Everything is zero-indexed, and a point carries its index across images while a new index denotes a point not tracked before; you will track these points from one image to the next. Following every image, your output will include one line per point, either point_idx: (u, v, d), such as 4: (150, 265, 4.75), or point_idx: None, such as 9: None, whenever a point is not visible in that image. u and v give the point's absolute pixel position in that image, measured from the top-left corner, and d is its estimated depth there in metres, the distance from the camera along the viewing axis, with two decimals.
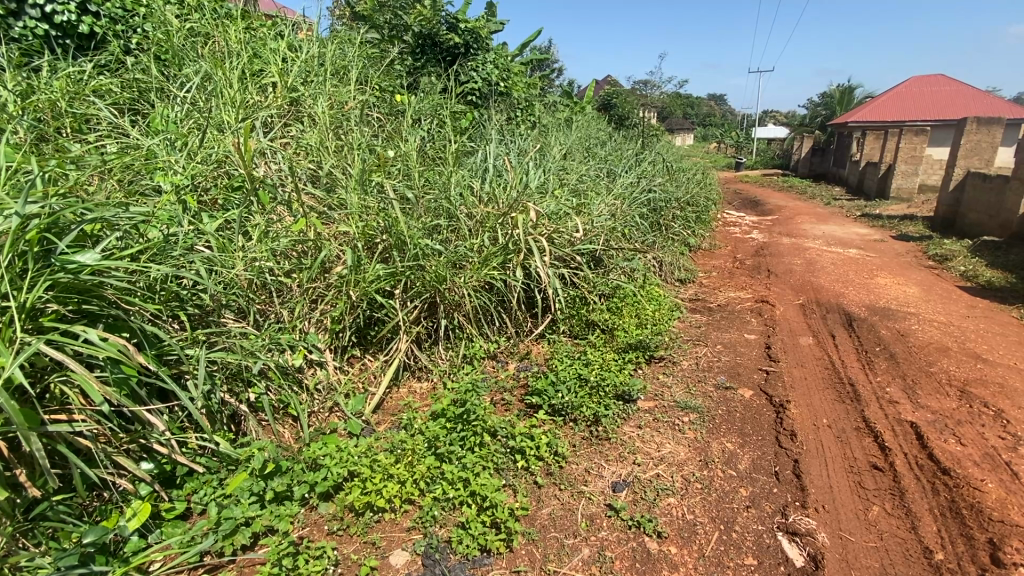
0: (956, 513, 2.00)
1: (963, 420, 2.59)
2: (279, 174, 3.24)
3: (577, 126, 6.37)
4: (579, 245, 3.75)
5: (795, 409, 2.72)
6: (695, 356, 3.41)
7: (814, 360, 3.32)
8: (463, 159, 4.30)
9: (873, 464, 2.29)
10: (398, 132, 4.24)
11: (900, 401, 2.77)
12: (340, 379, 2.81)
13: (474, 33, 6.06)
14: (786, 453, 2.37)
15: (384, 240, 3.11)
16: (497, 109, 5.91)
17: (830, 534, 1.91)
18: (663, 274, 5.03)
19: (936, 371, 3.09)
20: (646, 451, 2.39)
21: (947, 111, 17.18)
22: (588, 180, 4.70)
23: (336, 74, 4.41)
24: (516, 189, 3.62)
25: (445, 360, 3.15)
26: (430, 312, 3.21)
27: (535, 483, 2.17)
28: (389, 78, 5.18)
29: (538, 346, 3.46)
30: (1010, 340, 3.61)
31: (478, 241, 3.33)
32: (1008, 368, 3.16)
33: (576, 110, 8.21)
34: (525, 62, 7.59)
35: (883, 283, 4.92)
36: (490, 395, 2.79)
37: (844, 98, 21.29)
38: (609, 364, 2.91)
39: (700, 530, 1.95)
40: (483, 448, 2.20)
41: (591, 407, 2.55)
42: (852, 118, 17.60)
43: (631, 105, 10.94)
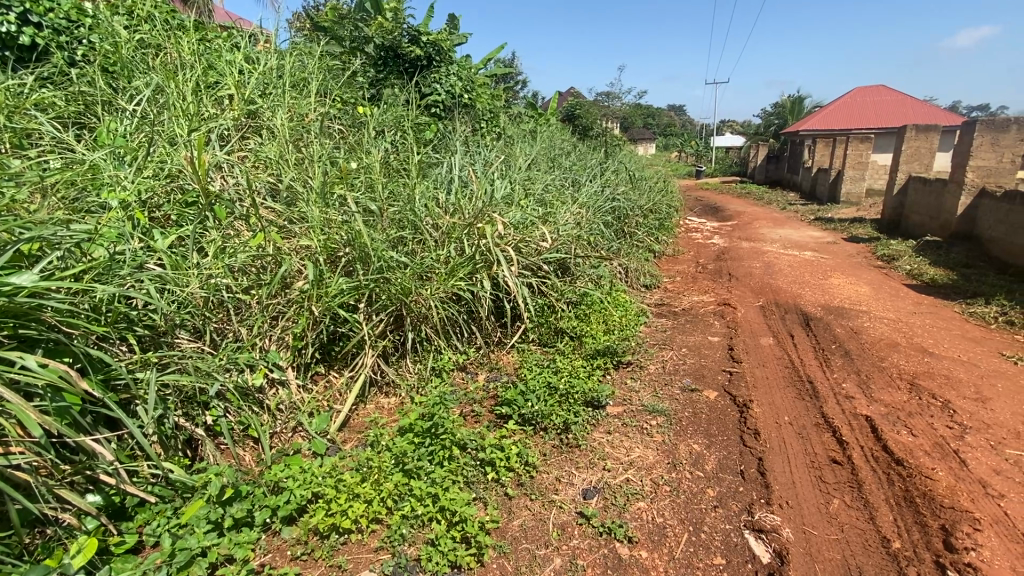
0: (910, 502, 2.07)
1: (913, 412, 2.71)
2: (236, 189, 3.14)
3: (542, 137, 6.45)
4: (545, 254, 3.76)
5: (757, 408, 2.79)
6: (661, 359, 3.47)
7: (774, 360, 3.42)
8: (427, 171, 4.28)
9: (832, 458, 2.36)
10: (361, 144, 4.20)
11: (855, 396, 2.88)
12: (303, 398, 2.73)
13: (436, 45, 6.04)
14: (750, 452, 2.42)
15: (347, 253, 3.05)
16: (461, 121, 5.92)
17: (794, 530, 1.95)
18: (628, 280, 5.12)
19: (887, 366, 3.23)
20: (615, 456, 2.41)
21: (889, 119, 18.20)
22: (553, 190, 4.75)
23: (296, 87, 4.34)
24: (481, 199, 3.60)
25: (413, 374, 3.10)
26: (396, 326, 3.14)
27: (506, 495, 2.14)
28: (351, 90, 5.13)
29: (508, 357, 3.45)
30: (954, 334, 3.81)
31: (444, 252, 3.29)
32: (953, 360, 3.32)
33: (540, 122, 8.33)
34: (489, 74, 7.65)
35: (837, 283, 5.13)
36: (460, 408, 2.76)
37: (794, 109, 22.38)
38: (578, 371, 2.94)
39: (670, 533, 1.96)
40: (452, 462, 2.16)
41: (560, 415, 2.56)
42: (803, 127, 18.47)
43: (594, 116, 11.17)
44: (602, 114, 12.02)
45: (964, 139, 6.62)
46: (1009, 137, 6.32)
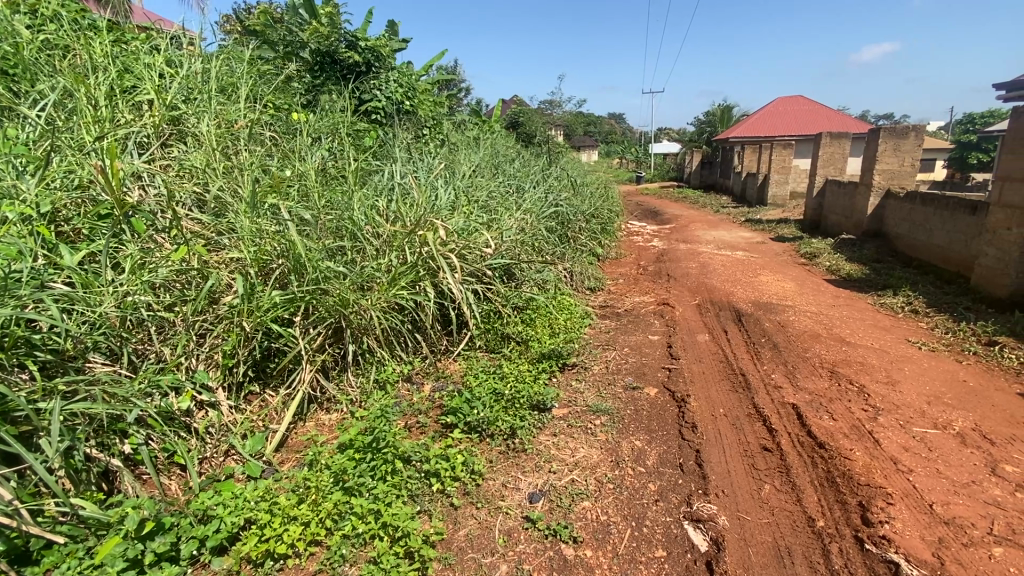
0: (832, 482, 2.21)
1: (834, 397, 2.91)
2: (157, 200, 2.94)
3: (485, 144, 6.48)
4: (490, 260, 3.75)
5: (695, 402, 2.91)
6: (605, 360, 3.56)
7: (710, 355, 3.59)
8: (367, 178, 4.19)
9: (763, 446, 2.50)
10: (296, 152, 4.05)
11: (782, 386, 3.06)
12: (235, 419, 2.59)
13: (375, 52, 5.95)
14: (688, 445, 2.52)
15: (281, 265, 2.92)
16: (403, 128, 5.85)
17: (729, 517, 2.04)
18: (574, 284, 5.22)
19: (810, 356, 3.46)
20: (561, 457, 2.43)
21: (808, 126, 19.62)
22: (497, 196, 4.77)
23: (224, 92, 4.14)
24: (423, 206, 3.53)
25: (356, 388, 2.99)
26: (335, 339, 3.02)
27: (452, 505, 2.11)
28: (286, 96, 4.95)
29: (455, 365, 3.40)
30: (868, 324, 4.13)
31: (386, 260, 3.21)
32: (867, 348, 3.60)
33: (484, 129, 8.37)
34: (431, 81, 7.61)
35: (765, 281, 5.45)
36: (405, 420, 2.70)
37: (724, 117, 23.73)
38: (524, 376, 2.97)
39: (614, 530, 2.00)
40: (395, 476, 2.10)
41: (506, 420, 2.56)
42: (733, 135, 19.60)
43: (538, 124, 11.34)
44: (545, 122, 12.22)
45: (872, 144, 7.21)
46: (908, 143, 6.86)
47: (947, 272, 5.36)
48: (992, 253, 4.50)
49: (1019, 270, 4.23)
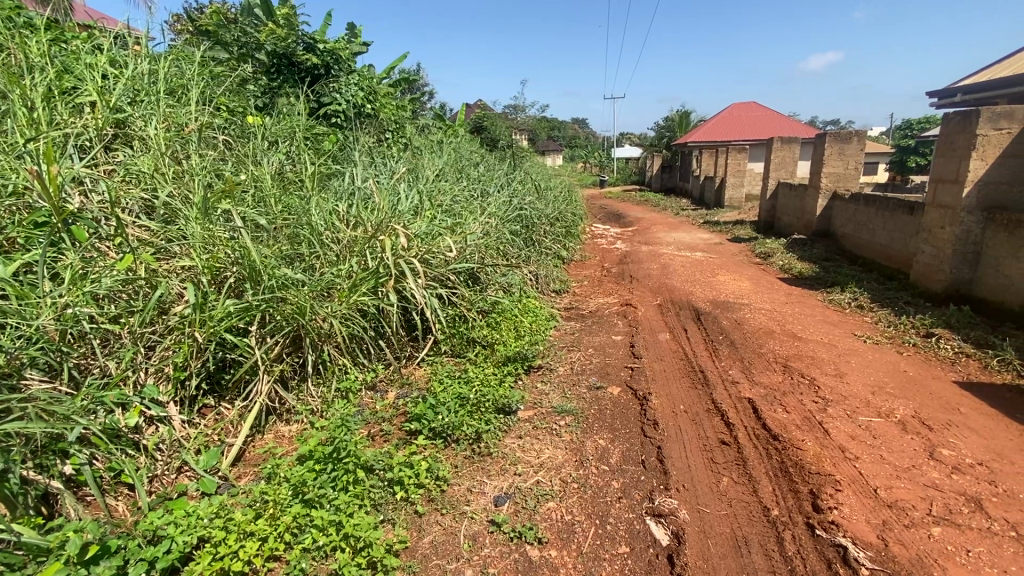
0: (785, 472, 2.30)
1: (787, 391, 3.03)
2: (99, 207, 2.80)
3: (449, 148, 6.46)
4: (454, 264, 3.73)
5: (656, 399, 2.98)
6: (570, 361, 3.60)
7: (671, 353, 3.68)
8: (327, 183, 4.11)
9: (721, 440, 2.57)
10: (252, 156, 3.93)
11: (739, 381, 3.17)
12: (188, 434, 2.48)
13: (333, 54, 5.85)
14: (650, 442, 2.58)
15: (235, 273, 2.83)
16: (365, 132, 5.78)
17: (690, 510, 2.09)
18: (539, 287, 5.26)
19: (765, 352, 3.59)
20: (527, 459, 2.44)
21: (762, 131, 20.42)
22: (461, 200, 4.76)
23: (174, 94, 3.98)
24: (383, 212, 3.49)
25: (317, 398, 2.91)
26: (294, 348, 2.94)
27: (416, 513, 2.08)
28: (240, 99, 4.80)
29: (419, 370, 3.36)
30: (818, 319, 4.33)
31: (346, 266, 3.15)
32: (817, 343, 3.77)
33: (448, 133, 8.33)
34: (393, 84, 7.53)
35: (723, 280, 5.63)
36: (368, 428, 2.64)
37: (683, 122, 24.47)
38: (489, 379, 2.98)
39: (578, 529, 2.02)
40: (357, 486, 2.06)
41: (471, 425, 2.54)
42: (691, 139, 20.23)
43: (502, 128, 11.39)
44: (509, 125, 12.28)
45: (819, 148, 7.56)
46: (851, 148, 7.30)
47: (889, 269, 5.67)
48: (929, 251, 4.79)
49: (952, 266, 4.52)
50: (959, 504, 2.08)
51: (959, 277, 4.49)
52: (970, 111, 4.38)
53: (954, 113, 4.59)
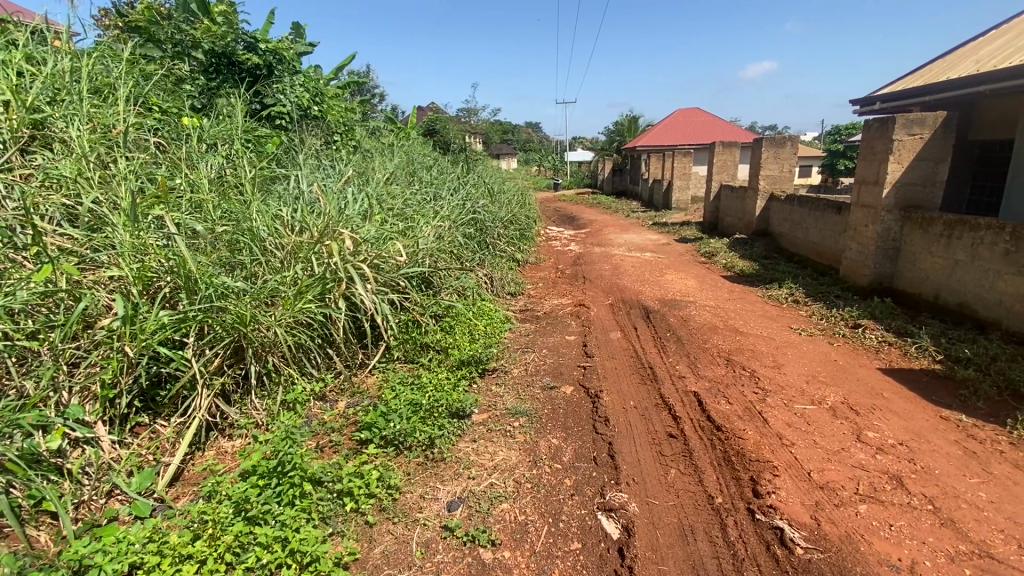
0: (728, 461, 2.41)
1: (730, 383, 3.17)
2: (14, 214, 2.58)
3: (400, 152, 6.38)
4: (405, 269, 3.68)
5: (608, 397, 3.06)
6: (524, 362, 3.63)
7: (622, 351, 3.78)
8: (271, 187, 3.96)
9: (669, 433, 2.67)
10: (188, 159, 3.74)
11: (685, 376, 3.29)
12: (119, 456, 2.33)
13: (276, 54, 5.65)
14: (602, 438, 2.63)
15: (170, 282, 2.68)
16: (312, 134, 5.61)
17: (639, 503, 2.15)
18: (494, 289, 5.27)
19: (709, 347, 3.75)
20: (481, 462, 2.44)
21: (706, 136, 21.31)
22: (413, 204, 4.71)
23: (100, 94, 3.72)
24: (329, 216, 3.39)
25: (261, 411, 2.79)
26: (235, 359, 2.81)
27: (367, 523, 2.03)
28: (175, 99, 4.56)
29: (371, 378, 3.29)
30: (757, 314, 4.56)
31: (290, 272, 3.05)
32: (757, 336, 3.96)
33: (400, 136, 8.23)
34: (341, 85, 7.36)
35: (671, 279, 5.83)
36: (316, 440, 2.56)
37: (632, 127, 25.21)
38: (442, 384, 2.95)
39: (532, 528, 2.04)
40: (303, 500, 1.99)
41: (423, 431, 2.51)
42: (640, 143, 20.87)
43: (455, 131, 11.34)
44: (463, 129, 12.26)
45: (756, 152, 7.96)
46: (786, 151, 7.69)
47: (821, 265, 6.04)
48: (855, 248, 5.13)
49: (875, 261, 4.87)
50: (882, 482, 2.24)
51: (881, 271, 4.85)
52: (887, 117, 4.72)
53: (873, 119, 4.94)
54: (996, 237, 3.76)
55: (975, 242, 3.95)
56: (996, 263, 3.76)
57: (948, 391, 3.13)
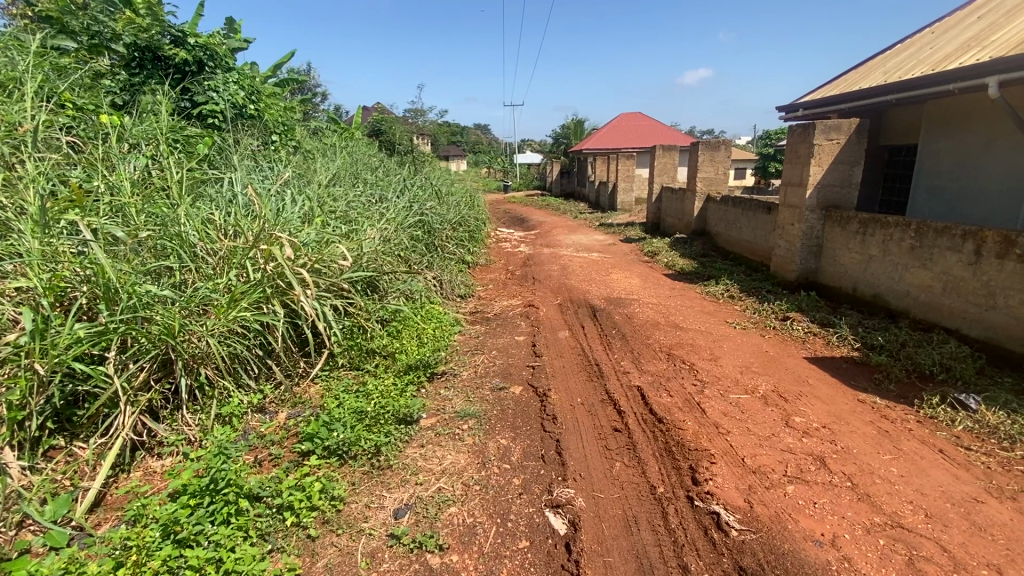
0: (669, 452, 2.50)
1: (671, 377, 3.30)
2: None
3: (343, 153, 6.21)
4: (348, 273, 3.58)
5: (555, 395, 3.10)
6: (474, 365, 3.62)
7: (569, 349, 3.85)
8: (203, 189, 3.76)
9: (614, 427, 2.74)
10: (108, 160, 3.47)
11: (629, 371, 3.40)
12: (30, 483, 2.13)
13: (207, 49, 5.36)
14: (549, 436, 2.67)
15: (86, 293, 2.48)
16: (248, 134, 5.36)
17: (586, 497, 2.20)
18: (444, 292, 5.23)
19: (652, 343, 3.89)
20: (429, 467, 2.42)
21: (649, 139, 22.07)
22: (357, 206, 4.60)
23: (2, 88, 3.40)
24: (266, 220, 3.26)
25: (194, 427, 2.64)
26: (163, 372, 2.64)
27: (309, 538, 1.96)
28: (93, 95, 4.23)
29: (315, 387, 3.18)
30: (696, 310, 4.78)
31: (223, 280, 2.90)
32: (696, 331, 4.15)
33: (344, 137, 8.01)
34: (280, 84, 7.08)
35: (616, 278, 6.00)
36: (253, 454, 2.45)
37: (578, 130, 25.76)
38: (389, 391, 2.90)
39: (480, 530, 2.04)
40: (239, 517, 1.90)
41: (369, 439, 2.46)
42: (587, 146, 21.35)
43: (402, 133, 11.16)
44: (410, 130, 12.08)
45: (694, 155, 8.33)
46: (720, 154, 8.09)
47: (754, 262, 6.39)
48: (783, 245, 5.48)
49: (801, 257, 5.20)
50: (808, 463, 2.40)
51: (806, 267, 5.19)
52: (808, 123, 5.05)
53: (796, 125, 5.28)
54: (904, 234, 4.12)
55: (885, 238, 4.30)
56: (904, 257, 4.12)
57: (865, 375, 3.40)
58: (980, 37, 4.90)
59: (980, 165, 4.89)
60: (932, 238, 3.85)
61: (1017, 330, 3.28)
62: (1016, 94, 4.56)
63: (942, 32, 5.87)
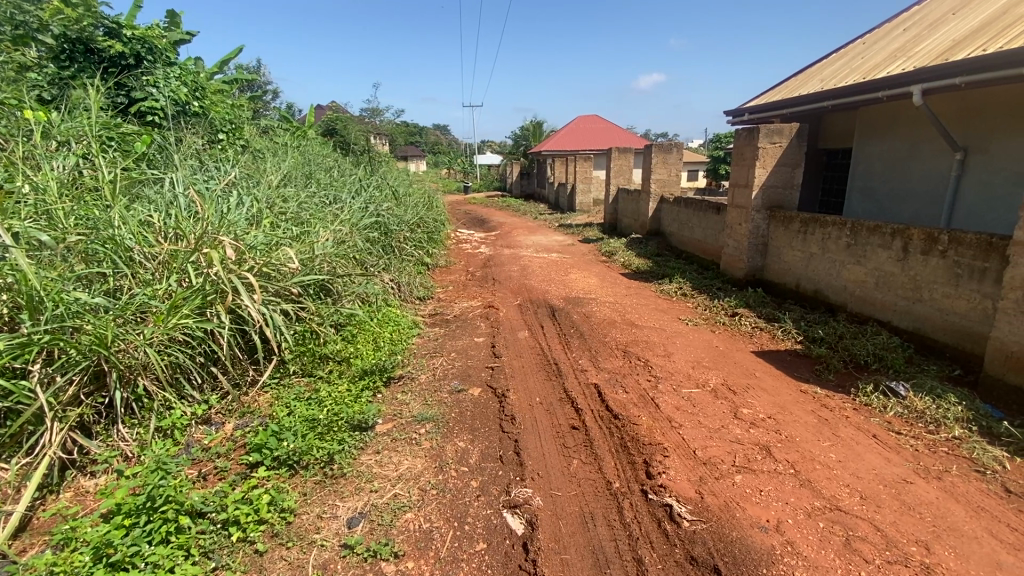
0: (624, 447, 2.55)
1: (627, 374, 3.37)
2: None
3: (295, 152, 6.02)
4: (299, 276, 3.47)
5: (514, 395, 3.11)
6: (432, 368, 3.59)
7: (528, 349, 3.87)
8: (141, 190, 3.55)
9: (572, 425, 2.77)
10: (33, 158, 3.23)
11: (587, 369, 3.45)
12: None
13: (146, 42, 5.04)
14: (508, 437, 2.68)
15: (6, 301, 2.29)
16: (192, 132, 5.12)
17: (543, 496, 2.21)
18: (402, 295, 5.16)
19: (609, 340, 3.96)
20: (384, 474, 2.37)
21: (606, 141, 22.50)
22: (309, 207, 4.47)
23: None
24: (210, 222, 3.11)
25: (131, 442, 2.49)
26: (96, 386, 2.47)
27: (256, 553, 1.88)
28: (15, 88, 3.93)
29: (265, 395, 3.06)
30: (651, 307, 4.90)
31: (162, 285, 2.75)
32: (651, 328, 4.25)
33: (296, 136, 7.77)
34: (227, 80, 6.79)
35: (575, 278, 6.09)
36: (196, 468, 2.33)
37: (537, 132, 25.98)
38: (343, 397, 2.83)
39: (436, 535, 2.01)
40: (180, 536, 1.81)
41: (322, 447, 2.38)
42: (545, 148, 21.54)
43: (357, 132, 10.93)
44: (366, 129, 11.84)
45: (648, 157, 8.55)
46: (672, 156, 8.34)
47: (705, 260, 6.61)
48: (732, 244, 5.70)
49: (748, 255, 5.42)
50: (754, 453, 2.50)
51: (753, 264, 5.42)
52: (752, 127, 5.28)
53: (742, 128, 5.50)
54: (840, 233, 4.36)
55: (824, 237, 4.55)
56: (841, 254, 4.37)
57: (807, 367, 3.58)
58: (905, 48, 5.25)
59: (907, 169, 5.23)
60: (865, 236, 4.10)
61: (940, 321, 3.53)
62: (938, 102, 4.91)
63: (872, 43, 6.26)
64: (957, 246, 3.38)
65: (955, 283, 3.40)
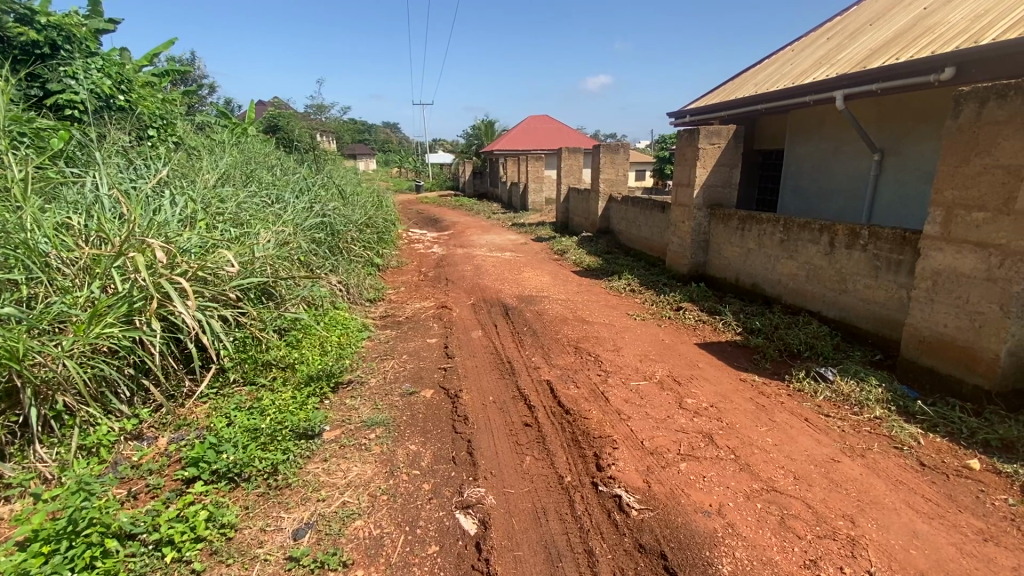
0: (575, 441, 2.60)
1: (579, 369, 3.43)
2: None
3: (234, 150, 5.73)
4: (237, 280, 3.31)
5: (466, 395, 3.10)
6: (383, 371, 3.53)
7: (481, 349, 3.87)
8: (59, 189, 3.27)
9: (524, 422, 2.80)
10: None
11: (539, 366, 3.49)
12: None
13: (63, 30, 4.66)
14: (460, 437, 2.67)
15: None
16: (118, 128, 4.77)
17: (496, 494, 2.22)
18: (351, 297, 5.03)
19: (561, 337, 4.02)
20: (332, 482, 2.31)
21: (556, 140, 22.76)
22: (249, 207, 4.27)
23: None
24: (137, 224, 2.91)
25: (51, 462, 2.28)
26: (7, 404, 2.26)
27: (192, 572, 1.78)
28: None
29: (202, 405, 2.91)
30: (601, 304, 5.01)
31: (83, 293, 2.56)
32: (601, 324, 4.35)
33: (235, 133, 7.38)
34: (157, 73, 6.37)
35: (527, 276, 6.13)
36: (124, 488, 2.18)
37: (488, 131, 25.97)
38: (287, 405, 2.73)
39: (388, 540, 1.98)
40: (107, 560, 1.68)
41: (265, 458, 2.29)
42: (497, 147, 21.55)
43: (301, 130, 10.51)
44: (311, 126, 11.42)
45: (596, 157, 8.72)
46: (619, 156, 8.55)
47: (652, 257, 6.83)
48: (676, 241, 5.91)
49: (692, 252, 5.64)
50: (698, 441, 2.61)
51: (696, 260, 5.65)
52: (693, 128, 5.49)
53: (684, 129, 5.70)
54: (774, 230, 4.61)
55: (760, 233, 4.80)
56: (775, 249, 4.62)
57: (746, 357, 3.77)
58: (829, 56, 5.61)
59: (832, 169, 5.61)
60: (797, 233, 4.35)
61: (863, 311, 3.81)
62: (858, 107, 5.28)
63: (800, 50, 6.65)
64: (876, 241, 3.65)
65: (875, 275, 3.67)
